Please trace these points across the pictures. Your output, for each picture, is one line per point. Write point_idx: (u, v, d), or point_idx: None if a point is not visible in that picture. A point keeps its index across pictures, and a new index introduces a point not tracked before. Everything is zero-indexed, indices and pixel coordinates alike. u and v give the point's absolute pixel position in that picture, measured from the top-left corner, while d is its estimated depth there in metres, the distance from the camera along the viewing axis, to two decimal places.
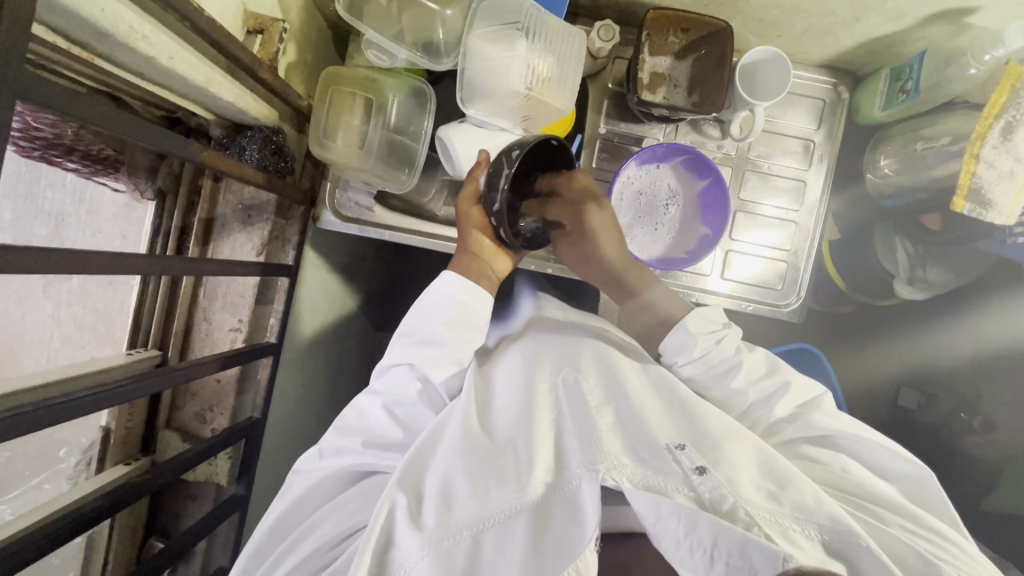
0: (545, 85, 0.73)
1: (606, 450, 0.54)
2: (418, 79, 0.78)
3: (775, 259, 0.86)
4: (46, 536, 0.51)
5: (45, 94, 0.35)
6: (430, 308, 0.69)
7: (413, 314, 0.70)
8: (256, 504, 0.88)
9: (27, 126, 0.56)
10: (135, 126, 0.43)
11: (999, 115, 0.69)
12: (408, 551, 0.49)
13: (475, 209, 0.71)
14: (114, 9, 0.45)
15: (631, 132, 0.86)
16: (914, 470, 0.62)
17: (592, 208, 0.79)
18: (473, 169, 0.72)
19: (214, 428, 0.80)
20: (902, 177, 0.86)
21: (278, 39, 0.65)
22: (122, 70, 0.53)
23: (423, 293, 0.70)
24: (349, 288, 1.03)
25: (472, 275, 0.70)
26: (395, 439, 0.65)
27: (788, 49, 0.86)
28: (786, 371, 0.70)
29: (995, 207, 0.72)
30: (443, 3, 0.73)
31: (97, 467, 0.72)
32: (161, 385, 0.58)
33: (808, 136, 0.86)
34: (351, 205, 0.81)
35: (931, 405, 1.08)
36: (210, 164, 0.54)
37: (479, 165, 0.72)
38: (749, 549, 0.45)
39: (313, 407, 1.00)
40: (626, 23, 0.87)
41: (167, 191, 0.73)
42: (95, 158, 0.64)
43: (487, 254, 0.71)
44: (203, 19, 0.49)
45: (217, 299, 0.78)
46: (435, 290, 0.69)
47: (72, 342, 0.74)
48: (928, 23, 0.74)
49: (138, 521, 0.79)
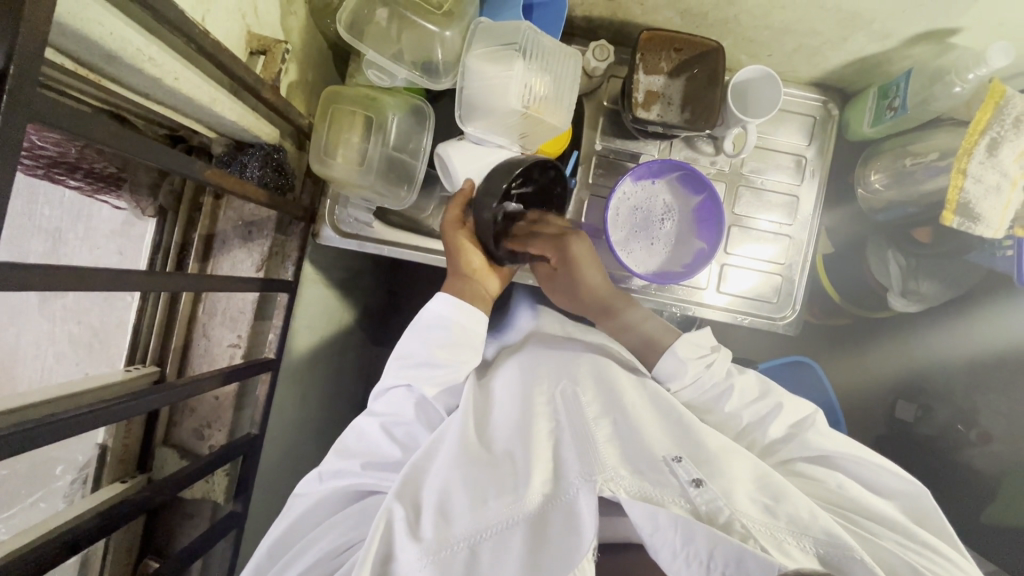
0: (542, 103, 0.74)
1: (604, 461, 0.54)
2: (418, 99, 0.79)
3: (770, 272, 0.88)
4: (42, 556, 0.50)
5: (53, 115, 0.36)
6: (426, 330, 0.70)
7: (407, 338, 0.71)
8: (252, 520, 0.87)
9: (33, 146, 0.57)
10: (137, 145, 0.44)
11: (984, 132, 0.71)
12: (409, 562, 0.49)
13: (462, 233, 0.74)
14: (122, 30, 0.46)
15: (626, 149, 0.88)
16: (908, 487, 0.63)
17: (575, 241, 0.80)
18: (456, 196, 0.74)
19: (212, 444, 0.79)
20: (892, 192, 0.87)
21: (281, 59, 0.67)
22: (128, 90, 0.54)
23: (417, 315, 0.72)
24: (346, 304, 1.04)
25: (467, 296, 0.71)
26: (395, 458, 0.66)
27: (779, 68, 0.88)
28: (778, 392, 0.71)
29: (984, 221, 0.74)
30: (443, 25, 0.73)
31: (94, 485, 0.72)
32: (160, 402, 0.58)
33: (800, 152, 0.88)
34: (350, 221, 0.82)
35: (929, 417, 1.08)
36: (213, 181, 0.55)
37: (464, 192, 0.74)
38: (745, 560, 0.46)
39: (310, 422, 1.00)
40: (620, 43, 0.89)
41: (167, 209, 0.74)
42: (98, 176, 0.65)
43: (478, 275, 0.73)
44: (208, 42, 0.50)
45: (217, 315, 0.79)
46: (430, 312, 0.71)
47: (68, 359, 0.73)
48: (913, 43, 0.75)
49: (133, 541, 0.78)
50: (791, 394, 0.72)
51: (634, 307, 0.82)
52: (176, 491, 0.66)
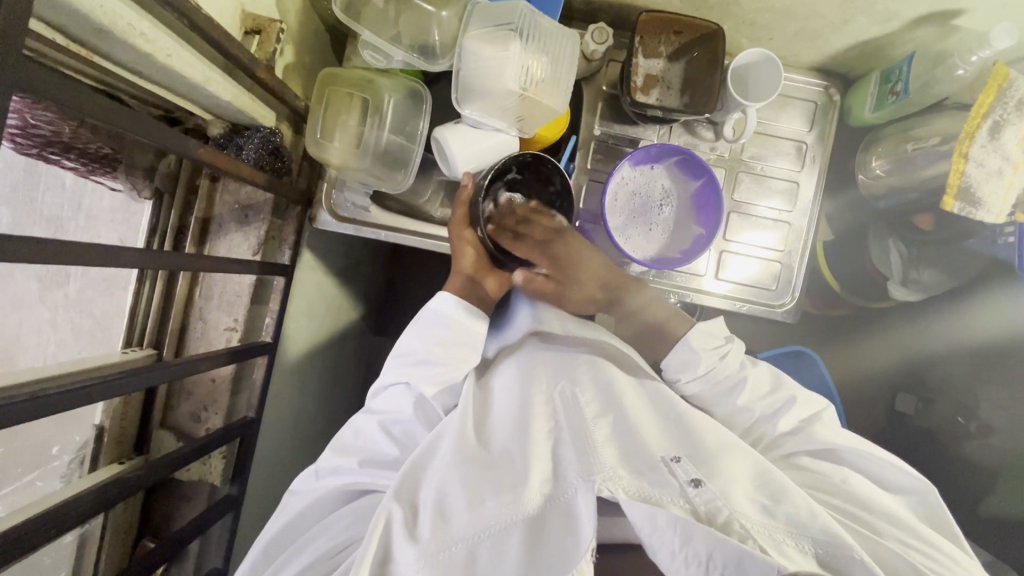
0: (540, 86, 0.74)
1: (602, 461, 0.54)
2: (413, 79, 0.79)
3: (771, 260, 0.87)
4: (37, 532, 0.51)
5: (44, 86, 0.35)
6: (425, 328, 0.70)
7: (406, 335, 0.71)
8: (250, 504, 0.88)
9: (26, 124, 0.56)
10: (130, 121, 0.43)
11: (987, 115, 0.70)
12: (407, 562, 0.49)
13: (466, 233, 0.74)
14: (112, 4, 0.46)
15: (625, 134, 0.87)
16: (915, 484, 0.63)
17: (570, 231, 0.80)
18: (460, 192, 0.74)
19: (208, 427, 0.79)
20: (893, 178, 0.87)
21: (276, 39, 0.66)
22: (121, 68, 0.54)
23: (417, 315, 0.72)
24: (345, 291, 1.04)
25: (469, 298, 0.72)
26: (392, 457, 0.66)
27: (780, 52, 0.87)
28: (791, 386, 0.70)
29: (985, 205, 0.73)
30: (438, 5, 0.74)
31: (91, 465, 0.71)
32: (155, 380, 0.59)
33: (801, 138, 0.87)
34: (348, 205, 0.82)
35: (927, 409, 1.08)
36: (208, 161, 0.55)
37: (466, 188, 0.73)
38: (745, 562, 0.47)
39: (308, 408, 1.00)
40: (619, 26, 0.88)
41: (164, 191, 0.73)
42: (93, 157, 0.64)
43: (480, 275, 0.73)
44: (201, 17, 0.50)
45: (214, 298, 0.79)
46: (429, 309, 0.71)
47: (67, 346, 0.72)
48: (917, 25, 0.75)
49: (131, 522, 0.78)
50: (805, 389, 0.71)
51: (637, 293, 0.80)
52: (172, 470, 0.67)
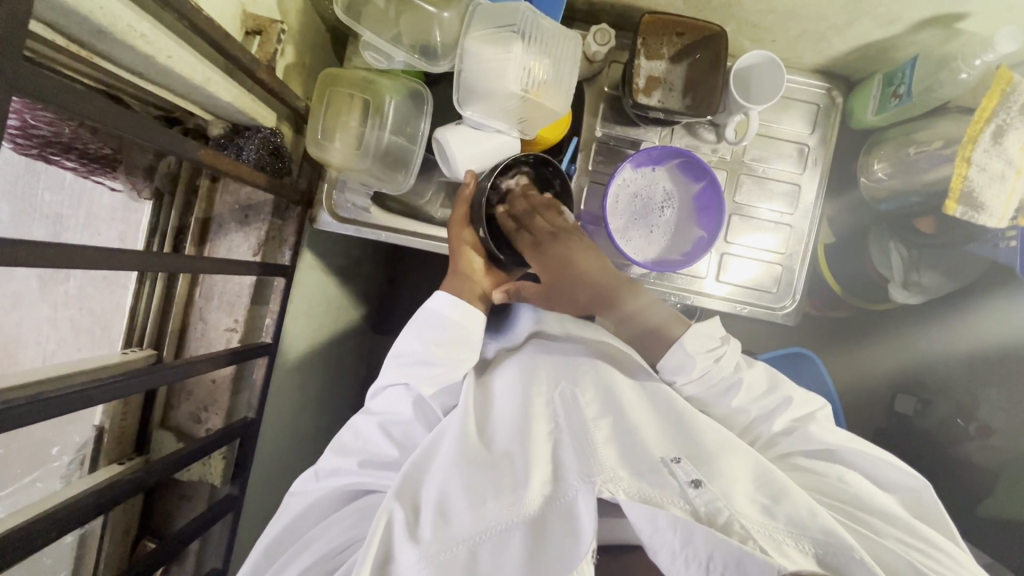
0: (542, 87, 0.73)
1: (603, 462, 0.54)
2: (414, 80, 0.79)
3: (771, 262, 0.87)
4: (37, 535, 0.50)
5: (43, 89, 0.35)
6: (423, 327, 0.70)
7: (405, 335, 0.71)
8: (250, 504, 0.88)
9: (25, 124, 0.56)
10: (129, 123, 0.43)
11: (990, 119, 0.70)
12: (407, 563, 0.49)
13: (465, 231, 0.75)
14: (112, 6, 0.46)
15: (626, 135, 0.87)
16: (912, 482, 0.63)
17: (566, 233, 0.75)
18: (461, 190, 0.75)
19: (208, 428, 0.79)
20: (895, 181, 0.86)
21: (277, 39, 0.66)
22: (122, 69, 0.53)
23: (415, 314, 0.72)
24: (345, 291, 1.03)
25: (466, 296, 0.71)
26: (392, 458, 0.66)
27: (782, 54, 0.87)
28: (788, 386, 0.70)
29: (987, 210, 0.73)
30: (440, 6, 0.73)
31: (91, 466, 0.71)
32: (155, 382, 0.58)
33: (803, 141, 0.87)
34: (348, 206, 0.82)
35: (926, 411, 1.07)
36: (208, 162, 0.55)
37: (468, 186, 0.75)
38: (745, 561, 0.46)
39: (308, 408, 1.00)
40: (622, 27, 0.88)
41: (163, 191, 0.73)
42: (93, 157, 0.64)
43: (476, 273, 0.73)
44: (201, 19, 0.50)
45: (214, 298, 0.79)
46: (426, 309, 0.71)
47: (67, 344, 0.73)
48: (921, 28, 0.74)
49: (130, 523, 0.78)
50: (801, 389, 0.72)
51: (637, 296, 0.76)
52: (171, 472, 0.66)
